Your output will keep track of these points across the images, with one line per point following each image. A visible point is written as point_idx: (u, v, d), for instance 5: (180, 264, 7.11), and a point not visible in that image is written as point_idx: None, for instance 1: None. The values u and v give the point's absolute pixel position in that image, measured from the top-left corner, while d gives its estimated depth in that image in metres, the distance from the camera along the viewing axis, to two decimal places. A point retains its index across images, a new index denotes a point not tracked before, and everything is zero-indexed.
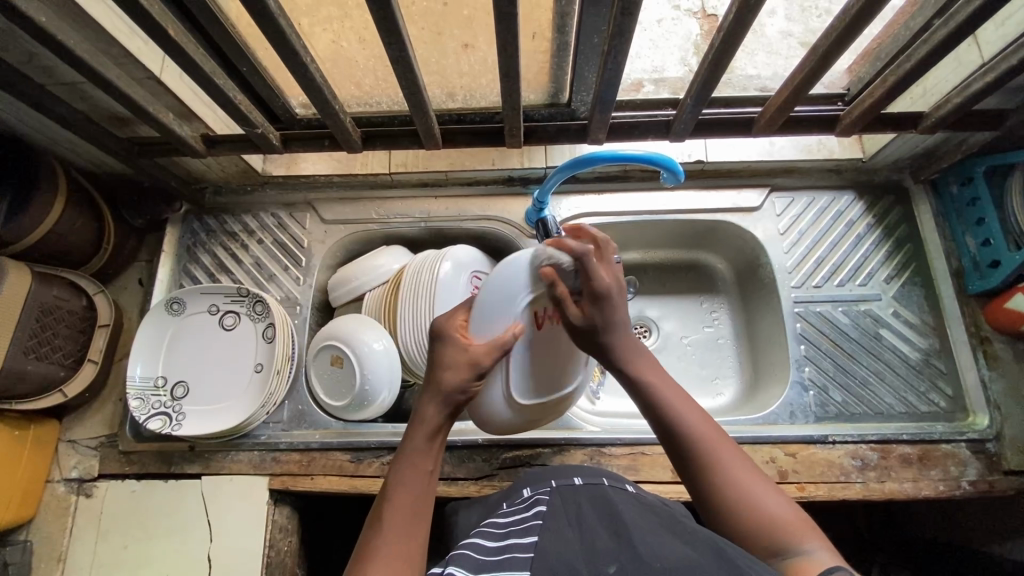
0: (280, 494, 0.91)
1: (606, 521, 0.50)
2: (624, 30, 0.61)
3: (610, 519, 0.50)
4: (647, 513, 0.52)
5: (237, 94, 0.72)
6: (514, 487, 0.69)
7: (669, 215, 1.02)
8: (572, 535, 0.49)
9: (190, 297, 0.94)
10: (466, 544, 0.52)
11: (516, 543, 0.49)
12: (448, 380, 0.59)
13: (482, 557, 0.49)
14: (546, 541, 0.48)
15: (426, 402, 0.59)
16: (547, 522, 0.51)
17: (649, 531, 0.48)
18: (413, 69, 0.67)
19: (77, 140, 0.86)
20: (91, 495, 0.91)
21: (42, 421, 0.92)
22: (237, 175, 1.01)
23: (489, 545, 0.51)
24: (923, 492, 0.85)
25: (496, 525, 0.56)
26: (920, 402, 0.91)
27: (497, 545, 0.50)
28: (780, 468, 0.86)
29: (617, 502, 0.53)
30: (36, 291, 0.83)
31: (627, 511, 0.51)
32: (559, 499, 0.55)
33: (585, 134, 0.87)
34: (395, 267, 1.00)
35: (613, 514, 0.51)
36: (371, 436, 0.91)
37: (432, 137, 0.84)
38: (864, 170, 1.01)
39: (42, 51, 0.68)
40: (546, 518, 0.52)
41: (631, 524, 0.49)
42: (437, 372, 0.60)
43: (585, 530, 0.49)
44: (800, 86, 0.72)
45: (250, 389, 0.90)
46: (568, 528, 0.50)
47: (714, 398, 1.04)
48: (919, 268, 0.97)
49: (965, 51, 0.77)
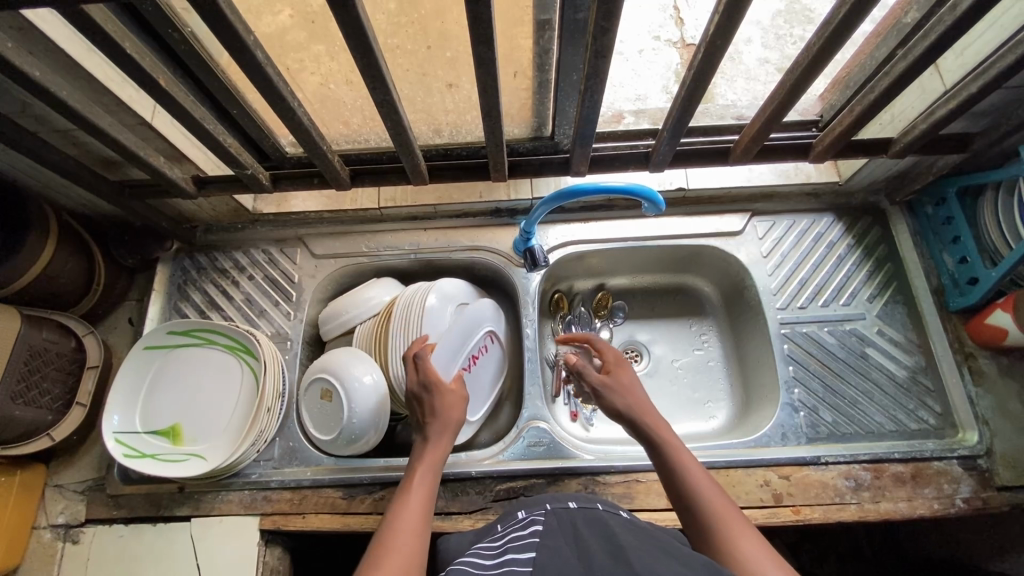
0: (272, 534, 0.90)
1: (603, 541, 0.51)
2: (599, 71, 0.64)
3: (607, 539, 0.51)
4: (641, 534, 0.53)
5: (227, 138, 0.74)
6: (506, 513, 0.68)
7: (656, 242, 1.04)
8: (569, 554, 0.49)
9: (170, 332, 0.93)
10: (459, 563, 0.52)
11: (513, 560, 0.49)
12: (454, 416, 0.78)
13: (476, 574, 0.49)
14: (544, 560, 0.48)
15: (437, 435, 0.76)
16: (545, 542, 0.52)
17: (648, 551, 0.49)
18: (398, 111, 0.69)
19: (68, 184, 0.87)
20: (78, 541, 0.89)
21: (28, 465, 0.91)
22: (228, 213, 1.03)
23: (482, 565, 0.51)
24: (919, 512, 0.85)
25: (491, 545, 0.56)
26: (910, 420, 0.92)
27: (494, 562, 0.51)
28: (774, 491, 0.86)
29: (613, 523, 0.54)
30: (25, 334, 0.84)
31: (623, 533, 0.52)
32: (555, 519, 0.56)
33: (568, 166, 0.89)
34: (385, 300, 1.01)
35: (610, 535, 0.52)
36: (363, 471, 0.90)
37: (419, 174, 0.85)
38: (841, 193, 1.03)
39: (35, 101, 0.70)
40: (543, 538, 0.52)
41: (629, 545, 0.50)
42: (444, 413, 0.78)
43: (583, 549, 0.50)
44: (771, 118, 0.75)
45: (228, 433, 0.89)
46: (564, 548, 0.51)
47: (707, 421, 1.04)
48: (900, 286, 0.99)
49: (928, 80, 0.80)
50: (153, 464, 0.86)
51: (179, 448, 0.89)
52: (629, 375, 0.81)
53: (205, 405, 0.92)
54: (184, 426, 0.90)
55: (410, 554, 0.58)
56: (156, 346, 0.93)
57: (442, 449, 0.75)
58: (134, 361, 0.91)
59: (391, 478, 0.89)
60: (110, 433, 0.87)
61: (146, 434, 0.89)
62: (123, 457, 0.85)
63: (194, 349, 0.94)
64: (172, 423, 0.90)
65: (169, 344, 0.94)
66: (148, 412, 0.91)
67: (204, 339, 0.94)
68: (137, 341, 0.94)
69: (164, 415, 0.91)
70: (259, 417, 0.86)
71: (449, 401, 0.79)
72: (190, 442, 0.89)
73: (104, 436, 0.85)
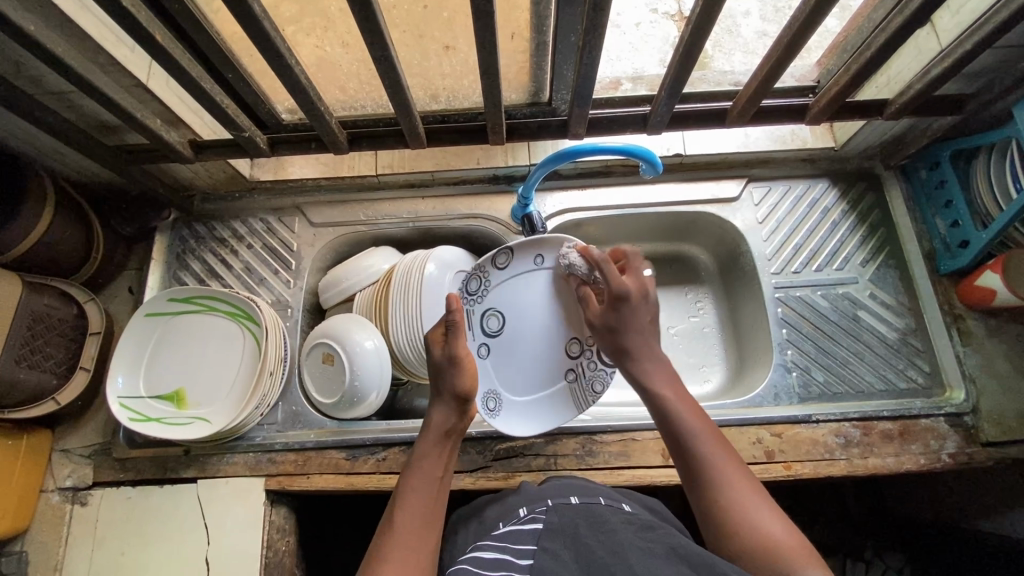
0: (277, 495, 0.91)
1: (601, 535, 0.52)
2: (597, 26, 0.64)
3: (605, 533, 0.52)
4: (642, 530, 0.53)
5: (224, 99, 0.74)
6: (507, 506, 0.69)
7: (652, 208, 1.04)
8: (569, 553, 0.51)
9: (170, 300, 0.94)
10: (464, 560, 0.54)
11: (512, 561, 0.51)
12: (459, 384, 0.69)
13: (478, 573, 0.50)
14: (543, 564, 0.49)
15: (436, 408, 0.70)
16: (544, 544, 0.52)
17: (648, 555, 0.49)
18: (395, 68, 0.69)
19: (65, 150, 0.87)
20: (86, 503, 0.91)
21: (34, 431, 0.92)
22: (225, 181, 1.03)
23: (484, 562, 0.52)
24: (905, 466, 0.87)
25: (493, 540, 0.57)
26: (899, 379, 0.94)
27: (494, 557, 0.53)
28: (766, 448, 0.89)
29: (612, 520, 0.55)
30: (26, 299, 0.84)
31: (621, 528, 0.53)
32: (556, 516, 0.56)
33: (565, 130, 0.89)
34: (384, 268, 1.02)
35: (607, 528, 0.53)
36: (365, 433, 0.92)
37: (417, 136, 0.86)
38: (837, 158, 1.04)
39: (30, 61, 0.69)
40: (543, 538, 0.53)
41: (628, 546, 0.50)
42: (444, 382, 0.70)
43: (582, 550, 0.51)
44: (766, 80, 0.76)
45: (232, 397, 0.90)
46: (564, 544, 0.52)
47: (702, 384, 1.07)
48: (893, 250, 1.00)
49: (924, 39, 0.81)
50: (158, 427, 0.88)
51: (183, 412, 0.90)
52: (631, 280, 0.74)
53: (207, 371, 0.93)
54: (187, 391, 0.92)
55: (416, 546, 0.58)
56: (157, 313, 0.94)
57: (444, 421, 0.69)
58: (130, 331, 0.92)
59: (394, 439, 0.91)
60: (115, 397, 0.88)
61: (151, 399, 0.91)
62: (129, 421, 0.86)
63: (196, 317, 0.95)
64: (176, 388, 0.91)
65: (171, 312, 0.94)
66: (152, 377, 0.92)
67: (204, 306, 0.95)
68: (139, 308, 0.94)
69: (168, 380, 0.92)
70: (262, 380, 0.87)
71: (467, 373, 0.70)
72: (194, 407, 0.91)
73: (109, 400, 0.87)
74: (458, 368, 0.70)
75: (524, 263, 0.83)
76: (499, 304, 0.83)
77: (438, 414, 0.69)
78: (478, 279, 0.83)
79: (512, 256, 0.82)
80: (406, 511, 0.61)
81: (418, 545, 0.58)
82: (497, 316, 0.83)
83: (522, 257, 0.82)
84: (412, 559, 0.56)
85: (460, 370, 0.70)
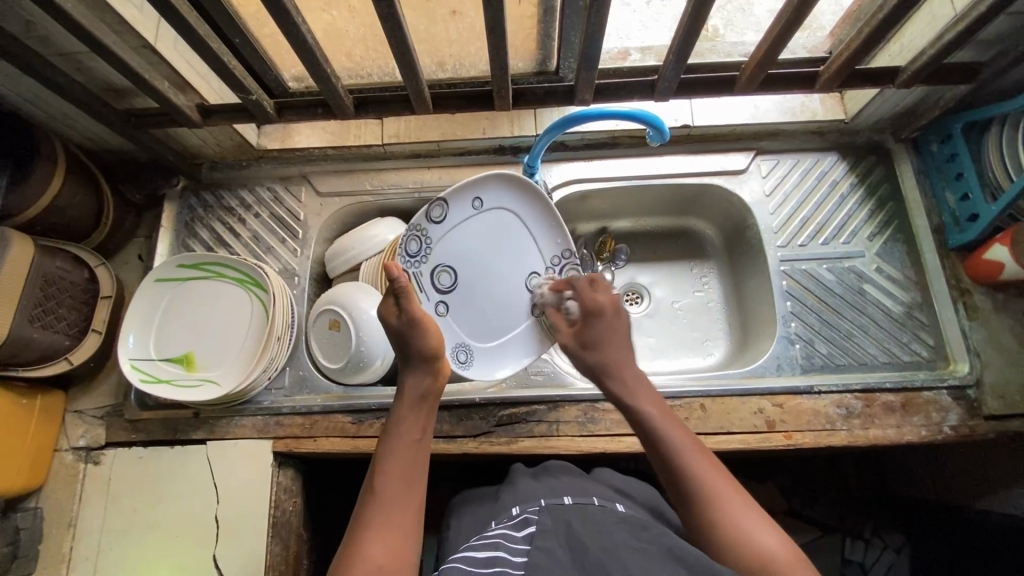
0: (285, 457, 0.93)
1: (595, 535, 0.54)
2: None
3: (600, 533, 0.54)
4: (636, 529, 0.56)
5: (231, 60, 0.74)
6: (501, 503, 0.72)
7: (660, 180, 1.04)
8: (562, 554, 0.52)
9: (179, 266, 0.95)
10: (457, 559, 0.55)
11: (505, 561, 0.53)
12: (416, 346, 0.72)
13: (471, 571, 0.53)
14: (537, 562, 0.52)
15: (409, 375, 0.74)
16: (537, 543, 0.54)
17: (641, 549, 0.52)
18: (401, 27, 0.68)
19: (74, 114, 0.88)
20: (99, 462, 0.93)
21: (47, 391, 0.94)
22: (233, 149, 1.03)
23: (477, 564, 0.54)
24: (906, 437, 0.88)
25: (485, 539, 0.59)
26: (903, 352, 0.94)
27: (485, 557, 0.55)
28: (768, 417, 0.89)
29: (605, 521, 0.57)
30: (40, 261, 0.85)
31: (615, 529, 0.55)
32: (549, 518, 0.58)
33: (572, 96, 0.87)
34: (390, 238, 1.02)
35: (601, 530, 0.55)
36: (371, 398, 0.94)
37: (423, 102, 0.86)
38: (847, 131, 1.03)
39: (38, 18, 0.69)
40: (536, 539, 0.55)
41: (621, 546, 0.52)
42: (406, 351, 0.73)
43: (574, 546, 0.53)
44: (774, 44, 0.74)
45: (241, 361, 0.92)
46: (557, 545, 0.53)
47: (704, 357, 1.07)
48: (901, 225, 1.00)
49: (938, 5, 0.79)
50: (170, 389, 0.90)
51: (193, 374, 0.92)
52: (602, 296, 0.80)
53: (216, 335, 0.94)
54: (196, 354, 0.93)
55: (400, 507, 0.63)
56: (166, 278, 0.95)
57: (416, 386, 0.73)
58: (145, 293, 0.94)
59: None
60: (127, 359, 0.90)
61: (161, 361, 0.92)
62: (140, 382, 0.88)
63: (204, 283, 0.96)
64: (186, 352, 0.93)
65: (179, 278, 0.96)
66: (161, 340, 0.94)
67: (214, 273, 0.96)
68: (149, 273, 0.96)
69: (177, 344, 0.94)
70: (270, 343, 0.89)
71: (429, 333, 0.73)
72: (204, 369, 0.93)
73: (121, 362, 0.88)
74: (416, 329, 0.72)
75: (457, 210, 0.88)
76: (445, 259, 0.89)
77: (410, 380, 0.73)
78: (419, 234, 0.87)
79: (447, 206, 0.87)
80: (388, 475, 0.65)
81: (403, 506, 0.63)
82: (447, 273, 0.89)
83: (460, 204, 0.87)
84: (398, 520, 0.62)
85: (418, 332, 0.72)
